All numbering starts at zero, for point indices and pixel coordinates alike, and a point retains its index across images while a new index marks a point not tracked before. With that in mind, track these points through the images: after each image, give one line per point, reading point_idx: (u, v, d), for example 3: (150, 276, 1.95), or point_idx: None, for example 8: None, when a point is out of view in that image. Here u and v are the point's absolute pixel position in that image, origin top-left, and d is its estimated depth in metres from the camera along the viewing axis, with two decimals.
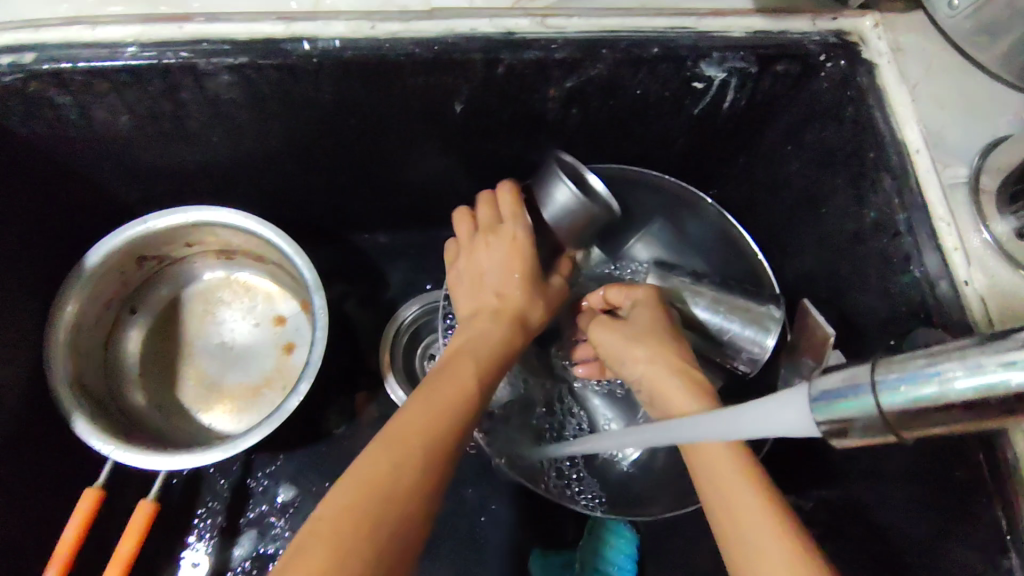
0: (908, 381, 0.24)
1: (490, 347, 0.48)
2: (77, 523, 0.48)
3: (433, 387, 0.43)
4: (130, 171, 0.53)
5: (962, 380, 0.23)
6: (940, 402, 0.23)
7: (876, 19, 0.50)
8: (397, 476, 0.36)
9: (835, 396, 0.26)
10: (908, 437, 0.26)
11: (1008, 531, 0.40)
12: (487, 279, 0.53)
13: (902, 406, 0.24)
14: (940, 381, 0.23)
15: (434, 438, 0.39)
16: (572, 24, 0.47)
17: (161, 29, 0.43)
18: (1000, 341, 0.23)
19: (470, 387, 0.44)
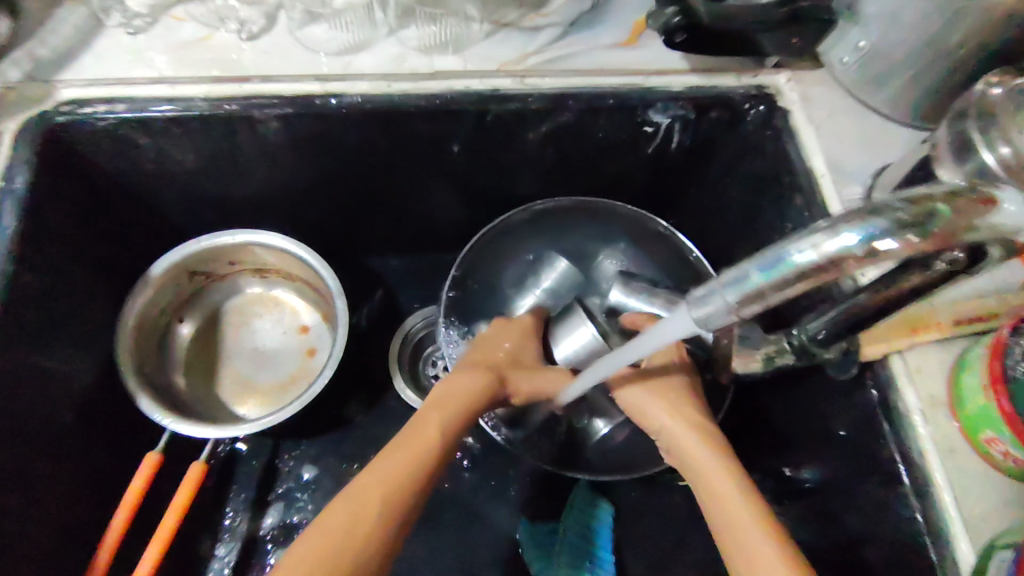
0: (735, 278, 0.32)
1: (466, 400, 0.53)
2: (144, 474, 0.58)
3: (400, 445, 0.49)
4: (188, 201, 0.66)
5: (761, 269, 0.31)
6: (753, 287, 0.31)
7: (789, 75, 0.63)
8: (348, 540, 0.43)
9: (701, 306, 0.34)
10: (751, 315, 0.33)
11: (900, 459, 0.52)
12: (492, 341, 0.63)
13: (734, 296, 0.32)
14: (752, 275, 0.31)
15: (386, 504, 0.45)
16: (545, 83, 0.60)
17: (226, 88, 0.56)
18: (794, 237, 0.30)
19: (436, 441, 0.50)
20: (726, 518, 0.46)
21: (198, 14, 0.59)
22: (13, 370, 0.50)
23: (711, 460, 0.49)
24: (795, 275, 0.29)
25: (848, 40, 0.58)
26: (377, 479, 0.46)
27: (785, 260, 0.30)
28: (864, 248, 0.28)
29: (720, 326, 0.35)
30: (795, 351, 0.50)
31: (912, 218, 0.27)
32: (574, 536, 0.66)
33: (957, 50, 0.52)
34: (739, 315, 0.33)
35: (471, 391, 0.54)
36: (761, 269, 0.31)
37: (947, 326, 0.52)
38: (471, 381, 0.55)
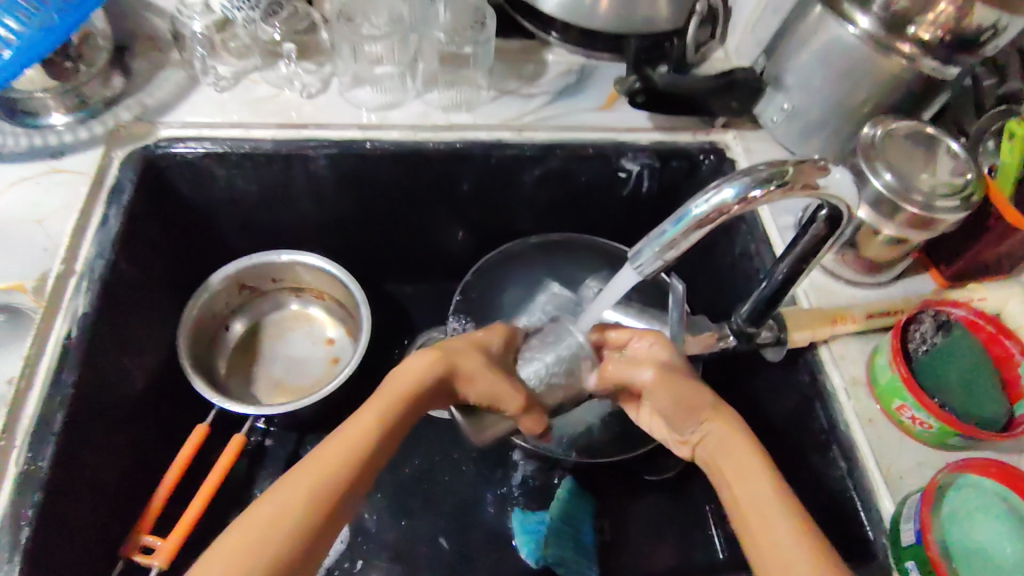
0: (657, 236, 0.45)
1: (407, 389, 0.53)
2: (191, 442, 0.70)
3: (332, 447, 0.48)
4: (244, 226, 0.80)
5: (673, 224, 0.44)
6: (670, 238, 0.45)
7: (735, 134, 0.78)
8: (266, 541, 0.43)
9: (637, 259, 0.47)
10: (672, 260, 0.47)
11: (828, 431, 0.61)
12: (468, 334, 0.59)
13: (658, 247, 0.46)
14: (669, 230, 0.45)
15: (317, 498, 0.45)
16: (537, 135, 0.76)
17: (288, 133, 0.72)
18: (691, 199, 0.44)
19: (375, 432, 0.50)
20: (761, 516, 0.45)
21: (270, 79, 0.76)
22: (104, 337, 0.62)
23: (744, 456, 0.49)
24: (696, 223, 0.43)
25: (775, 103, 0.73)
26: (337, 460, 0.47)
27: (687, 214, 0.44)
28: (741, 196, 0.42)
29: (652, 274, 0.48)
30: (735, 334, 0.61)
31: (768, 176, 0.42)
32: (562, 522, 0.73)
33: (857, 106, 0.68)
34: (664, 261, 0.46)
35: (410, 374, 0.54)
36: (673, 224, 0.44)
37: (861, 319, 0.63)
38: (415, 362, 0.54)
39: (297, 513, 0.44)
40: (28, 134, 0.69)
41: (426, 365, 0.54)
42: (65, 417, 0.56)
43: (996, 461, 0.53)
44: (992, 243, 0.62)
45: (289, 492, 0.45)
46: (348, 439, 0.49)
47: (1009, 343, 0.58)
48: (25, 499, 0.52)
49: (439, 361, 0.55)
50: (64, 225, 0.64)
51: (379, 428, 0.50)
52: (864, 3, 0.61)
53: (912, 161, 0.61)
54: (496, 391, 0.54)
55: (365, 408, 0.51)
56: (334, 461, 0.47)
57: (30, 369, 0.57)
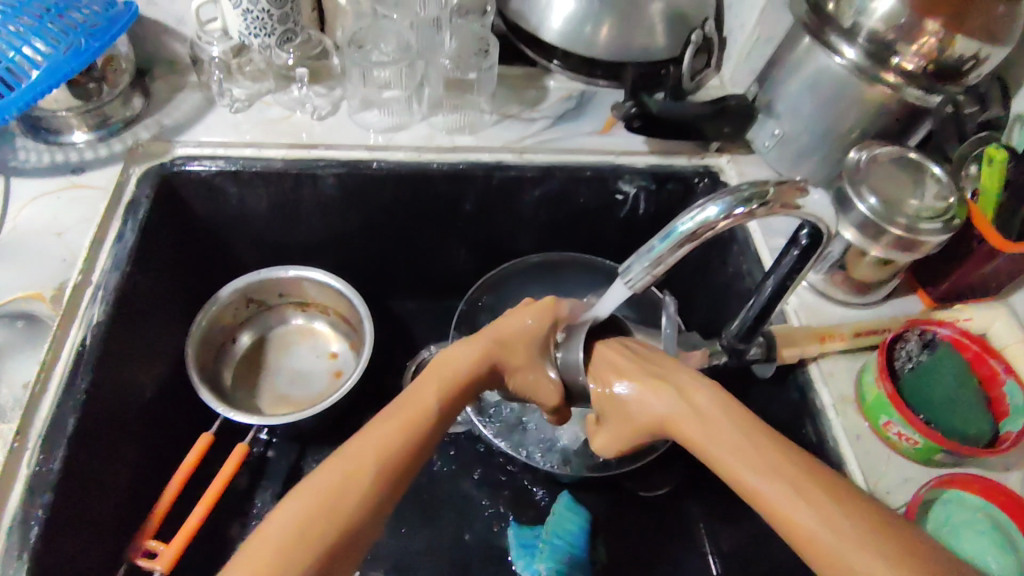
0: (645, 253, 0.48)
1: (457, 378, 0.54)
2: (196, 450, 0.72)
3: (396, 410, 0.50)
4: (253, 241, 0.83)
5: (661, 241, 0.47)
6: (658, 254, 0.47)
7: (728, 157, 0.81)
8: (345, 492, 0.44)
9: (628, 273, 0.49)
10: (660, 276, 0.49)
11: (817, 446, 0.63)
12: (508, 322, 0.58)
13: (647, 264, 0.48)
14: (657, 247, 0.47)
15: (385, 454, 0.47)
16: (538, 157, 0.79)
17: (299, 152, 0.76)
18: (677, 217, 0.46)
19: (437, 402, 0.52)
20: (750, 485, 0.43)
21: (282, 101, 0.80)
22: (116, 346, 0.64)
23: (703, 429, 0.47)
24: (683, 240, 0.46)
25: (766, 129, 0.76)
26: (405, 423, 0.49)
27: (674, 231, 0.46)
28: (725, 214, 0.45)
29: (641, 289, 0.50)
30: (725, 351, 0.63)
31: (750, 195, 0.45)
32: (556, 539, 0.73)
33: (845, 132, 0.71)
34: (652, 277, 0.49)
35: (459, 366, 0.55)
36: (661, 241, 0.47)
37: (848, 337, 0.65)
38: (465, 351, 0.56)
39: (372, 470, 0.46)
40: (52, 150, 0.73)
41: (475, 356, 0.56)
42: (76, 421, 0.58)
43: (980, 478, 0.55)
44: (975, 265, 0.64)
45: (362, 447, 0.47)
46: (409, 407, 0.51)
47: (994, 362, 0.60)
48: (35, 499, 0.54)
49: (485, 355, 0.56)
50: (83, 238, 0.67)
51: (436, 405, 0.52)
52: (849, 35, 0.64)
53: (897, 185, 0.63)
54: (536, 388, 0.59)
55: (423, 384, 0.53)
56: (399, 424, 0.49)
57: (45, 374, 0.59)
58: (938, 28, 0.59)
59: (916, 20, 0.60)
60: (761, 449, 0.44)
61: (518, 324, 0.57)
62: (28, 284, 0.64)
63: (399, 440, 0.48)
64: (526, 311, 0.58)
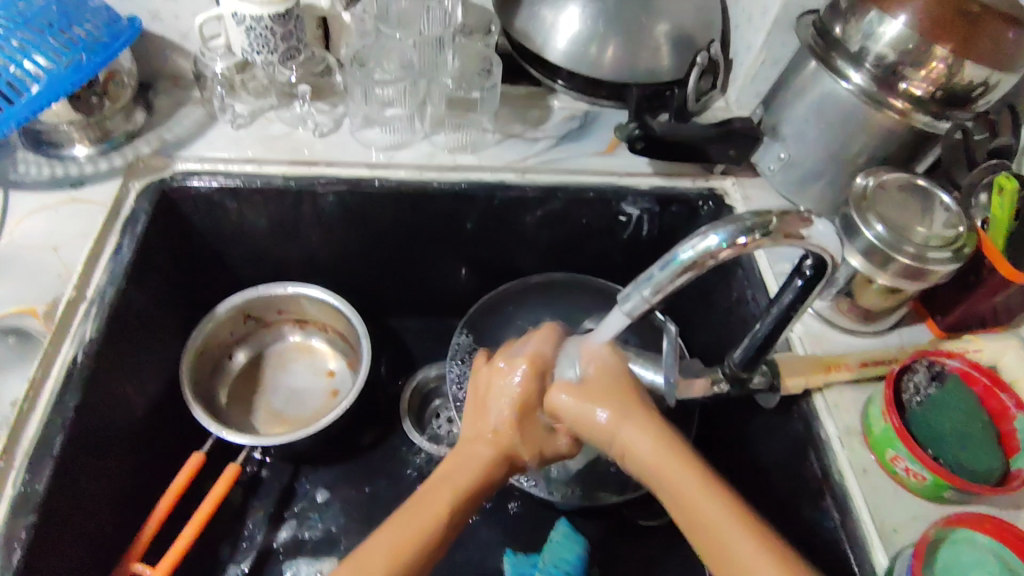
0: (646, 280, 0.47)
1: (473, 475, 0.54)
2: (187, 470, 0.70)
3: (410, 513, 0.51)
4: (252, 258, 0.82)
5: (662, 269, 0.46)
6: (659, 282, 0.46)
7: (734, 180, 0.80)
8: None
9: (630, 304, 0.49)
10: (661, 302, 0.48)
11: (821, 480, 0.61)
12: (490, 410, 0.57)
13: (648, 291, 0.47)
14: (658, 275, 0.46)
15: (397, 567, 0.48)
16: (540, 177, 0.78)
17: (300, 169, 0.75)
18: (678, 244, 0.46)
19: (451, 510, 0.52)
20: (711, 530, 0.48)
21: (285, 118, 0.79)
22: (109, 362, 0.64)
23: (674, 464, 0.51)
24: (684, 268, 0.45)
25: (772, 152, 0.75)
26: (415, 526, 0.50)
27: (675, 259, 0.45)
28: (727, 243, 0.44)
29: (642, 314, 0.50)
30: (727, 379, 0.61)
31: (753, 225, 0.44)
32: (554, 568, 0.70)
33: (851, 156, 0.69)
34: (653, 303, 0.48)
35: (468, 469, 0.54)
36: (662, 268, 0.46)
37: (854, 367, 0.63)
38: (473, 458, 0.55)
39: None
40: (52, 164, 0.73)
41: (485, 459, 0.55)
42: (64, 439, 0.57)
43: (990, 517, 0.52)
44: (986, 294, 0.62)
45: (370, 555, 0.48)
46: (417, 520, 0.50)
47: (1005, 396, 0.58)
48: (19, 519, 0.53)
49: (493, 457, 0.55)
50: (79, 252, 0.67)
51: (447, 509, 0.52)
52: (856, 60, 0.63)
53: (905, 213, 0.62)
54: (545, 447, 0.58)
55: (433, 489, 0.53)
56: (411, 538, 0.49)
57: (34, 391, 0.58)
58: (947, 53, 0.58)
59: (924, 46, 0.59)
60: (732, 500, 0.49)
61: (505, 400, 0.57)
62: (22, 298, 0.63)
63: (411, 552, 0.49)
64: (510, 399, 0.56)
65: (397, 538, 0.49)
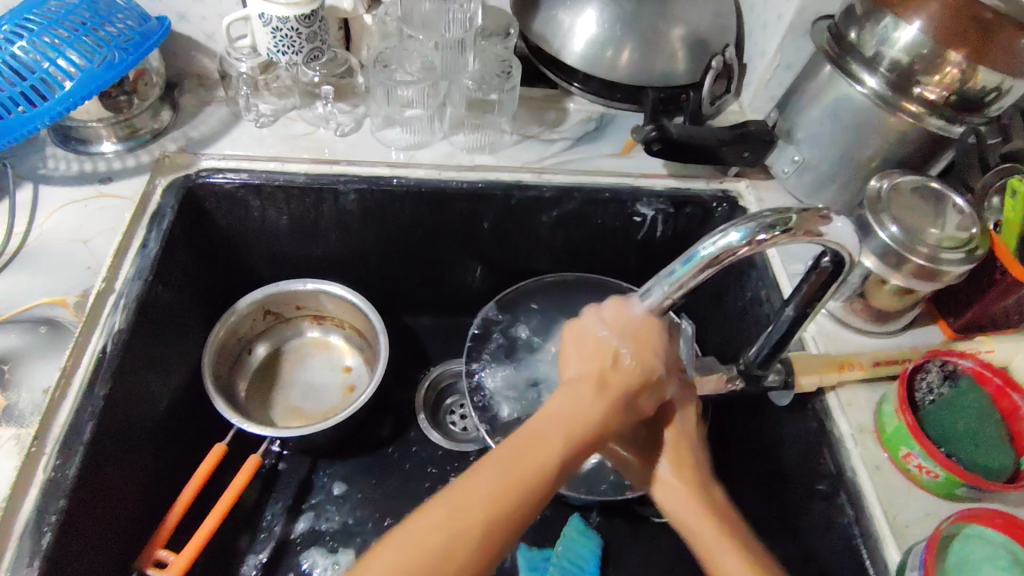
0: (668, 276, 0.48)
1: (583, 425, 0.47)
2: (209, 461, 0.72)
3: (518, 459, 0.44)
4: (272, 255, 0.84)
5: (683, 265, 0.47)
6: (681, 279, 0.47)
7: (747, 182, 0.81)
8: (447, 548, 0.41)
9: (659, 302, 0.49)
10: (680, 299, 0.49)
11: (834, 477, 0.62)
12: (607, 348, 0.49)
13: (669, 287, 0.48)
14: (680, 270, 0.47)
15: (489, 527, 0.42)
16: (557, 178, 0.79)
17: (321, 168, 0.77)
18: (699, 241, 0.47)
19: (544, 471, 0.45)
20: None
21: (307, 117, 0.81)
22: (135, 354, 0.65)
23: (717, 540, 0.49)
24: (705, 264, 0.46)
25: (786, 154, 0.76)
26: (527, 476, 0.44)
27: (696, 254, 0.46)
28: (747, 240, 0.45)
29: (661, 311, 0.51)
30: (742, 376, 0.62)
31: (773, 222, 0.45)
32: (568, 564, 0.74)
33: (865, 160, 0.71)
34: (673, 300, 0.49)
35: (585, 420, 0.47)
36: (684, 264, 0.47)
37: (867, 365, 0.64)
38: (586, 400, 0.47)
39: (473, 534, 0.42)
40: (80, 159, 0.74)
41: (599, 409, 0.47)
42: (94, 427, 0.59)
43: (1001, 512, 0.53)
44: (999, 295, 0.63)
45: (474, 499, 0.43)
46: (519, 476, 0.44)
47: (1016, 396, 0.58)
48: (51, 504, 0.54)
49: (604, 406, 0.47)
50: (108, 246, 0.68)
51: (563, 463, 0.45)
52: (871, 64, 0.65)
53: (918, 215, 0.63)
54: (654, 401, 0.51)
55: (515, 444, 0.46)
56: (515, 499, 0.43)
57: (65, 380, 0.60)
58: (961, 58, 0.59)
59: (938, 51, 0.60)
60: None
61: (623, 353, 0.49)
62: (53, 290, 0.65)
63: (493, 518, 0.42)
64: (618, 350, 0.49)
65: (502, 487, 0.43)
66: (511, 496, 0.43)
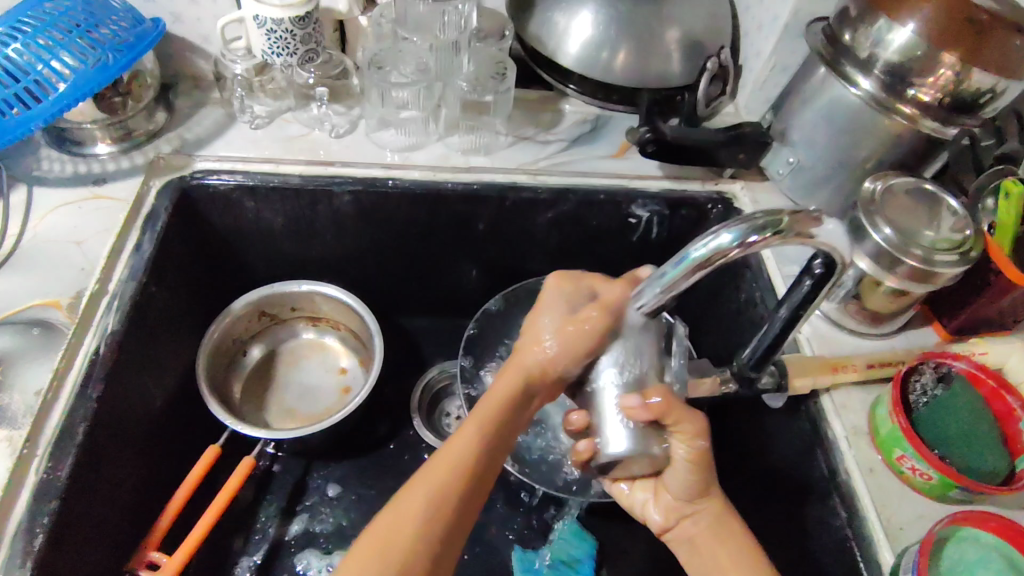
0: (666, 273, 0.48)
1: (505, 400, 0.52)
2: (203, 463, 0.72)
3: (451, 444, 0.50)
4: (267, 256, 0.84)
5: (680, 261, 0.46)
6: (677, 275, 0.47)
7: (742, 184, 0.81)
8: (399, 534, 0.45)
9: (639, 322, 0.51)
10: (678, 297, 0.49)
11: (829, 479, 0.61)
12: (533, 334, 0.55)
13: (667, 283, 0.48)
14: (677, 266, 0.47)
15: (434, 504, 0.46)
16: (552, 179, 0.79)
17: (316, 169, 0.77)
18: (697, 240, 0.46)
19: (482, 440, 0.50)
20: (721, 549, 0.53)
21: (302, 119, 0.81)
22: (129, 356, 0.65)
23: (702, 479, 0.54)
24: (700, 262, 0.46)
25: (780, 157, 0.75)
26: (458, 453, 0.49)
27: (692, 253, 0.46)
28: (738, 241, 0.45)
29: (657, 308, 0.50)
30: (735, 378, 0.62)
31: (764, 223, 0.45)
32: (562, 564, 0.74)
33: (860, 161, 0.70)
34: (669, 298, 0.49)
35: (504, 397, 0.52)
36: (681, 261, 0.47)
37: (861, 368, 0.64)
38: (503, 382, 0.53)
39: (421, 513, 0.46)
40: (74, 161, 0.74)
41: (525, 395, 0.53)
42: (86, 428, 0.59)
43: (996, 515, 0.53)
44: (992, 297, 0.63)
45: (414, 491, 0.47)
46: (450, 455, 0.49)
47: (1011, 399, 0.59)
48: (43, 506, 0.54)
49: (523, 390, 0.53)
50: (102, 247, 0.68)
51: (488, 439, 0.50)
52: (865, 66, 0.65)
53: (912, 217, 0.62)
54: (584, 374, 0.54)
55: (458, 435, 0.50)
56: (450, 476, 0.48)
57: (57, 382, 0.60)
58: (955, 60, 0.59)
59: (932, 52, 0.60)
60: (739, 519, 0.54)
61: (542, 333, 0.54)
62: (46, 292, 0.65)
63: (450, 492, 0.47)
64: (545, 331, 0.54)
65: (439, 470, 0.48)
66: (446, 474, 0.48)
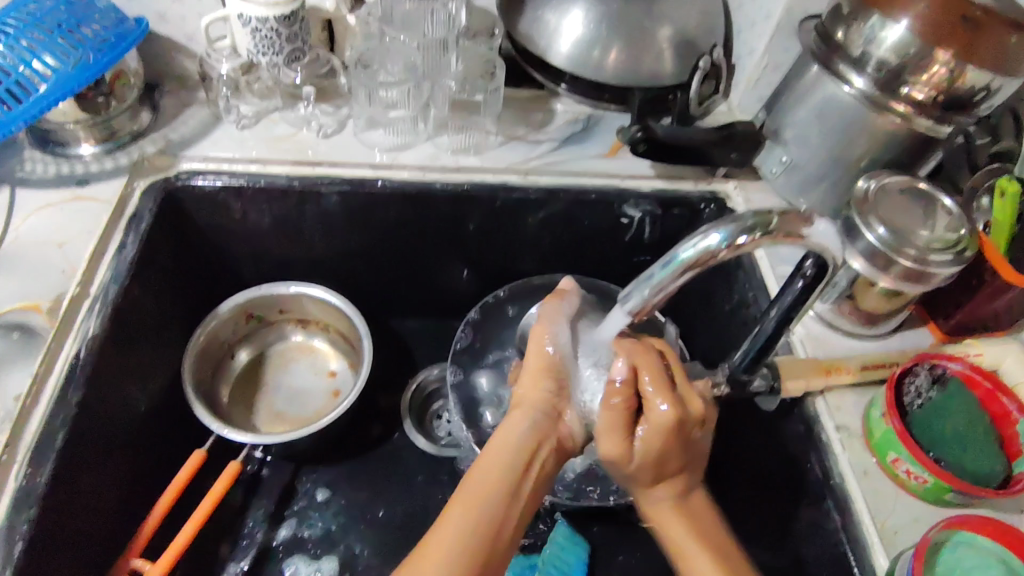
0: (651, 277, 0.47)
1: (524, 442, 0.53)
2: (189, 467, 0.71)
3: (475, 482, 0.50)
4: (255, 257, 0.83)
5: (666, 265, 0.46)
6: (662, 279, 0.47)
7: (735, 183, 0.80)
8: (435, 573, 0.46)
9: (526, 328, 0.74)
10: (663, 300, 0.49)
11: (823, 483, 0.61)
12: (529, 373, 0.57)
13: (652, 286, 0.48)
14: (662, 270, 0.46)
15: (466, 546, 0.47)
16: (543, 179, 0.78)
17: (304, 169, 0.76)
18: (682, 243, 0.46)
19: (503, 477, 0.50)
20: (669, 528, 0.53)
21: (289, 119, 0.80)
22: (111, 360, 0.64)
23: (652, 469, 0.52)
24: (686, 266, 0.45)
25: (774, 155, 0.75)
26: (482, 491, 0.49)
27: (677, 256, 0.46)
28: (727, 242, 0.44)
29: (641, 311, 0.50)
30: (727, 381, 0.60)
31: (753, 224, 0.44)
32: (554, 569, 0.73)
33: (854, 159, 0.69)
34: (654, 302, 0.49)
35: (520, 436, 0.53)
36: (667, 265, 0.46)
37: (856, 370, 0.63)
38: (514, 425, 0.54)
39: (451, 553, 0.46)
40: (57, 162, 0.73)
41: (534, 427, 0.54)
42: (66, 434, 0.57)
43: (993, 521, 0.52)
44: (985, 299, 0.63)
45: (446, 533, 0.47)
46: (473, 496, 0.49)
47: (1007, 401, 0.58)
48: (21, 515, 0.53)
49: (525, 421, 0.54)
50: (84, 249, 0.67)
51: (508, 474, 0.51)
52: (858, 64, 0.64)
53: (908, 215, 0.61)
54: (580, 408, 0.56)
55: (457, 497, 0.49)
56: (473, 517, 0.48)
57: (37, 388, 0.58)
58: (949, 57, 0.58)
59: (926, 49, 0.59)
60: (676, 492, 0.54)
61: (540, 373, 0.57)
62: (27, 295, 0.64)
63: (478, 533, 0.48)
64: (534, 368, 0.57)
65: (466, 510, 0.48)
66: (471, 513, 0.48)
